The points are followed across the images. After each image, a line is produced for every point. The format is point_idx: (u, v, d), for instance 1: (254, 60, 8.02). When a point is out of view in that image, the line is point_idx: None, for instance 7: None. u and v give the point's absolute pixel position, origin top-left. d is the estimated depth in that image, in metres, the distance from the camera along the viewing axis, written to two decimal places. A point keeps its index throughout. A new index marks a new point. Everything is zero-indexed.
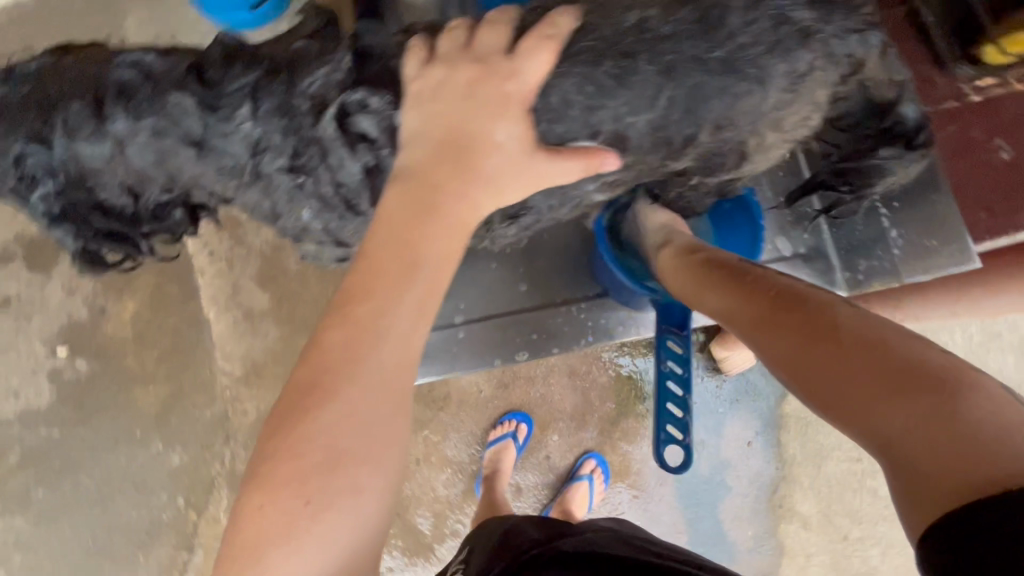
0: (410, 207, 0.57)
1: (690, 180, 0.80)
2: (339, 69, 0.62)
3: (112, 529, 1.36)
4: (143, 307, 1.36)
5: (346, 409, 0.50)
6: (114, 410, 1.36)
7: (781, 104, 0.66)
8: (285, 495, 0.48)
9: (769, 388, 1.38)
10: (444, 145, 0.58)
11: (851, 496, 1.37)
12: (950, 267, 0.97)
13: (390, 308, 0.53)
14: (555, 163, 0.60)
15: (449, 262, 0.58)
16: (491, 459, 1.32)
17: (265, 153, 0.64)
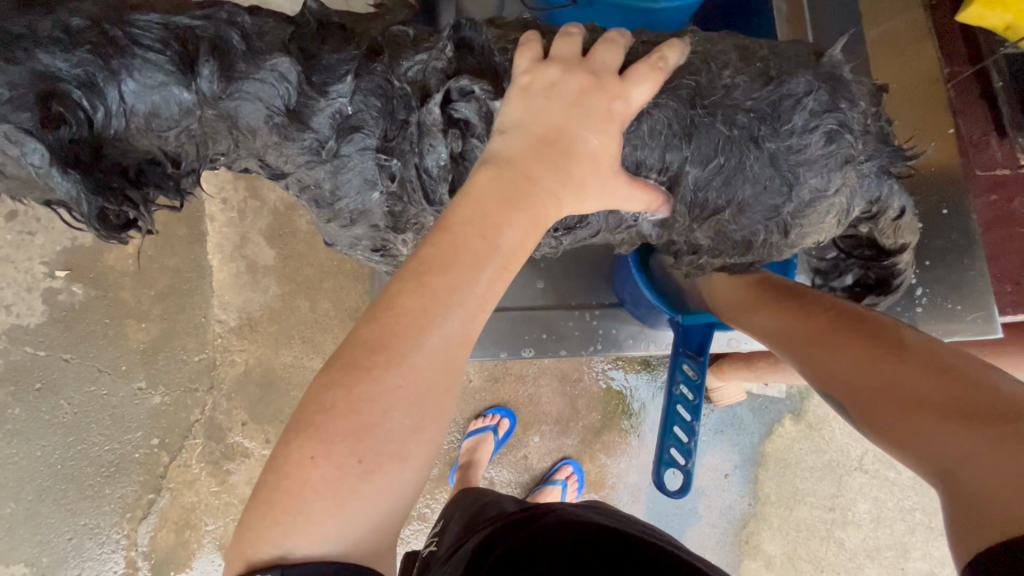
0: (502, 190, 0.51)
1: (699, 260, 0.72)
2: (440, 58, 0.57)
3: (84, 458, 1.35)
4: (149, 243, 1.35)
5: (408, 374, 0.48)
6: (103, 340, 1.35)
7: (798, 212, 0.63)
8: (340, 448, 0.46)
9: (755, 424, 1.39)
10: (545, 139, 0.53)
11: (818, 544, 1.38)
12: (967, 334, 0.93)
13: (467, 284, 0.50)
14: (629, 190, 0.57)
15: (523, 250, 0.53)
16: (469, 448, 1.32)
17: (355, 132, 0.60)
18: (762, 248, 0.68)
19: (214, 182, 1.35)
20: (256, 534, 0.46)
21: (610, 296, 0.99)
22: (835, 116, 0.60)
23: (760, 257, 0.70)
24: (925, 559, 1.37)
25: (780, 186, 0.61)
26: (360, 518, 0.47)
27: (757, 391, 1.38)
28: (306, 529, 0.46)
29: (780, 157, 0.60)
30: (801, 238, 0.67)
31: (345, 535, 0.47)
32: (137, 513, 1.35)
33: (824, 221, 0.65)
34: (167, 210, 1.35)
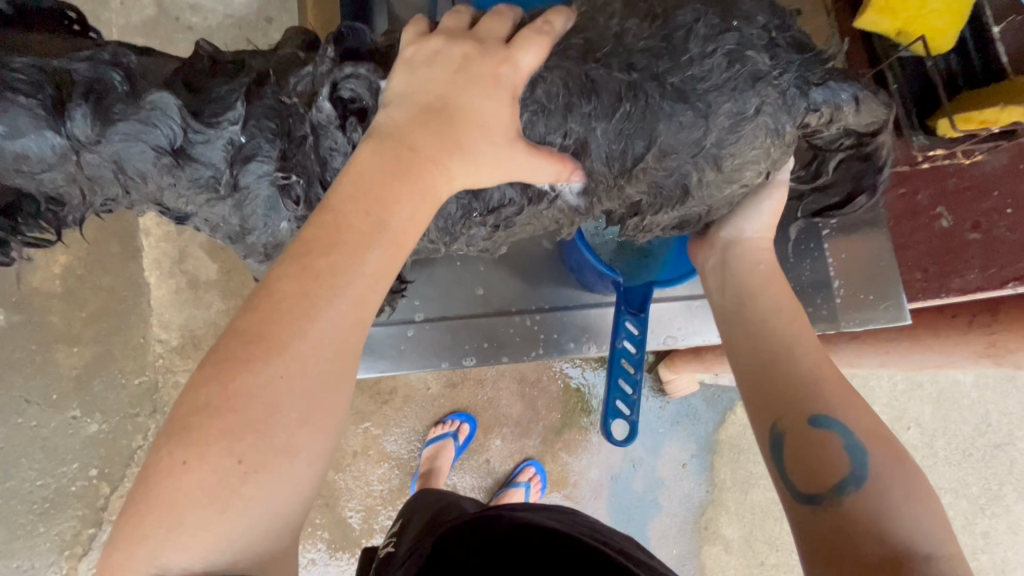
0: (384, 167, 0.51)
1: (643, 223, 0.69)
2: (322, 61, 0.54)
3: (13, 495, 1.26)
4: (76, 262, 1.27)
5: (291, 364, 0.46)
6: (28, 369, 1.27)
7: (723, 144, 0.59)
8: (213, 451, 0.44)
9: (708, 413, 1.44)
10: (430, 107, 0.53)
11: (772, 524, 1.44)
12: (882, 320, 0.92)
13: (353, 266, 0.49)
14: (531, 157, 0.54)
15: (416, 226, 0.52)
16: (429, 457, 1.31)
17: (250, 160, 0.57)
18: (701, 189, 0.64)
19: None
20: (127, 552, 0.44)
21: (547, 301, 0.98)
22: (736, 38, 0.56)
23: (699, 207, 0.68)
24: None
25: (695, 118, 0.57)
26: (245, 524, 0.44)
27: (710, 380, 1.41)
28: (183, 539, 0.43)
29: (686, 91, 0.56)
30: (741, 169, 0.63)
31: (227, 541, 0.44)
32: (77, 550, 1.27)
33: (756, 148, 0.61)
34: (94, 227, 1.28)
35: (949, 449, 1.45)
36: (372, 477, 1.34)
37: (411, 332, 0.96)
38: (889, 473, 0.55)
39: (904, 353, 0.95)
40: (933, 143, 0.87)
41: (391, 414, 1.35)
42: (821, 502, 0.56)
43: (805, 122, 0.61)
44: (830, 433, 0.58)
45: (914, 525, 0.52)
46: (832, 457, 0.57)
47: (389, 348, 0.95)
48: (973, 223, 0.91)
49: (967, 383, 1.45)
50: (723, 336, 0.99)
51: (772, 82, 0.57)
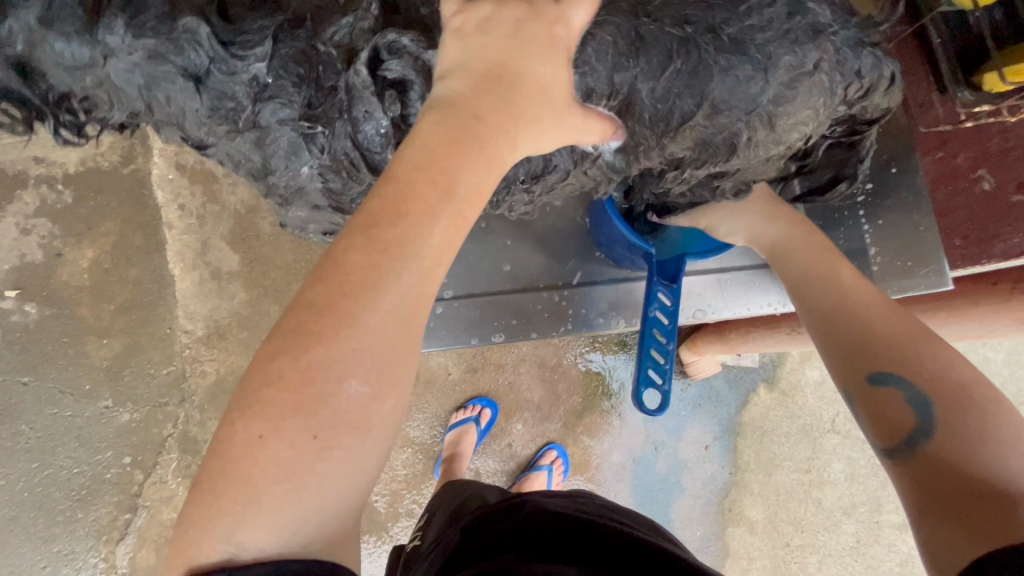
0: (448, 135, 0.49)
1: (682, 176, 0.68)
2: (366, 18, 0.57)
3: (51, 483, 1.30)
4: (104, 255, 1.32)
5: (363, 337, 0.46)
6: (62, 360, 1.30)
7: (779, 100, 0.58)
8: (290, 425, 0.44)
9: (731, 394, 1.43)
10: (489, 74, 0.50)
11: (797, 505, 1.43)
12: (919, 288, 0.93)
13: (420, 235, 0.47)
14: (584, 121, 0.55)
15: (483, 195, 0.50)
16: (452, 441, 1.32)
17: (269, 101, 0.59)
18: (748, 149, 0.62)
19: (169, 189, 1.31)
20: (198, 533, 0.44)
21: (574, 276, 0.97)
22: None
23: (743, 163, 0.65)
24: (897, 511, 1.44)
25: (755, 71, 0.56)
26: (311, 507, 0.45)
27: (732, 362, 1.41)
28: (259, 517, 0.44)
29: (743, 42, 0.56)
30: (790, 130, 0.61)
31: (295, 523, 0.44)
32: (113, 535, 1.31)
33: (809, 111, 0.59)
34: (121, 221, 1.32)
35: None
36: (396, 462, 1.36)
37: (439, 310, 0.95)
38: (962, 415, 0.57)
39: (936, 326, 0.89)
40: (976, 99, 0.83)
41: (412, 400, 1.37)
42: (899, 460, 0.59)
43: (852, 87, 0.61)
44: (892, 392, 0.62)
45: (1004, 470, 0.52)
46: (900, 418, 0.60)
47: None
48: (1017, 184, 0.88)
49: (998, 360, 1.43)
50: (754, 309, 0.98)
51: (829, 36, 0.58)
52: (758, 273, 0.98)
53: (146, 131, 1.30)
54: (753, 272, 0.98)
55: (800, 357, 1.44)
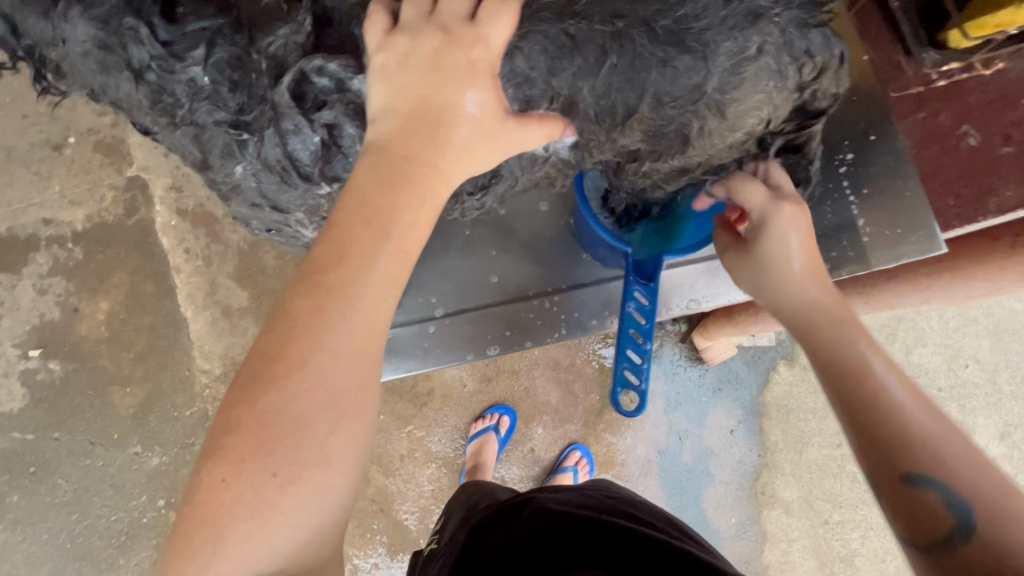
0: (381, 179, 0.49)
1: (642, 168, 0.67)
2: (299, 32, 0.54)
3: (91, 533, 1.33)
4: (118, 306, 1.35)
5: (313, 378, 0.46)
6: (88, 413, 1.34)
7: (725, 86, 0.56)
8: (250, 464, 0.45)
9: (750, 375, 1.40)
10: (414, 115, 0.49)
11: (832, 481, 1.39)
12: (912, 254, 0.86)
13: (362, 273, 0.48)
14: (523, 131, 0.52)
15: (420, 233, 0.50)
16: (474, 452, 1.33)
17: (203, 101, 0.56)
18: (702, 138, 0.61)
19: (173, 234, 1.35)
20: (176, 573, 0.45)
21: (564, 280, 0.96)
22: None
23: (700, 156, 0.65)
24: None
25: (694, 61, 0.53)
26: (281, 538, 0.45)
27: (748, 343, 1.38)
28: (228, 556, 0.44)
29: (680, 32, 0.52)
30: (742, 116, 0.60)
31: (267, 555, 0.45)
32: None
33: (762, 92, 0.58)
34: (130, 272, 1.35)
35: (1015, 382, 1.45)
36: (422, 478, 1.36)
37: (433, 329, 0.95)
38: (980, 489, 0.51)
39: (945, 289, 0.85)
40: (943, 58, 0.81)
41: (431, 415, 1.37)
42: (926, 548, 0.52)
43: (806, 67, 0.59)
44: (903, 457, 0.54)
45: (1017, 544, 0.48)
46: (922, 498, 0.52)
47: (416, 344, 0.95)
48: (1002, 136, 0.84)
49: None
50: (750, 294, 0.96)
51: (772, 19, 0.54)
52: None
53: (146, 182, 1.34)
54: None
55: None
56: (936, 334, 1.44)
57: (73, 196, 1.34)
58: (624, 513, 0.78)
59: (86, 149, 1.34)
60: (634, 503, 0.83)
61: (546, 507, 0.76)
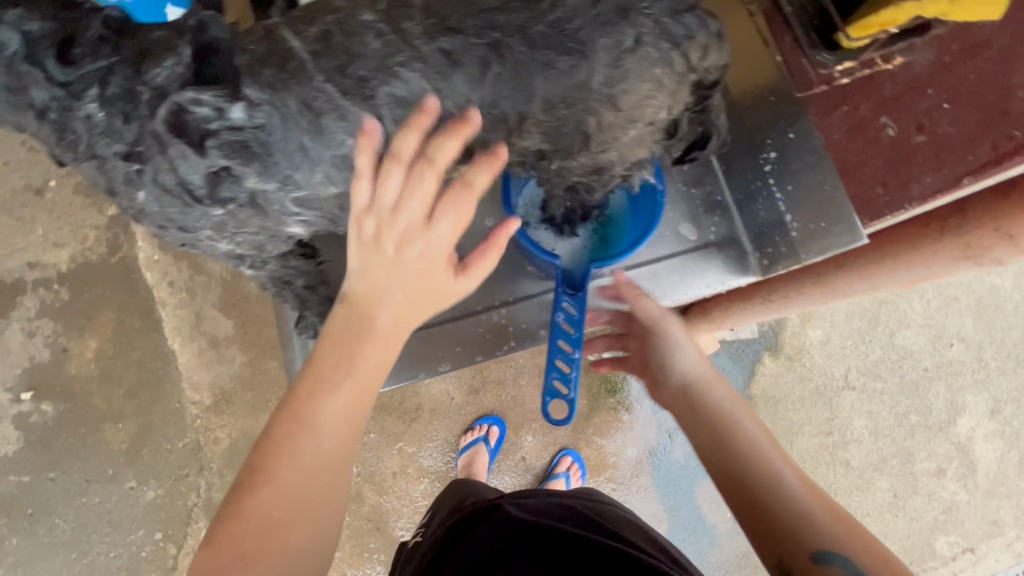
0: (349, 321, 0.56)
1: (552, 165, 0.73)
2: (180, 65, 0.57)
3: (92, 571, 1.34)
4: (106, 344, 1.37)
5: (280, 486, 0.55)
6: (83, 451, 1.35)
7: (612, 80, 0.61)
8: (224, 551, 0.54)
9: (736, 369, 1.41)
10: (389, 267, 0.54)
11: (825, 470, 1.39)
12: (836, 248, 0.71)
13: (327, 402, 0.55)
14: (475, 263, 0.58)
15: (383, 369, 0.57)
16: (465, 464, 1.33)
17: (101, 136, 0.58)
18: (603, 132, 0.67)
19: (157, 269, 1.37)
20: None
21: (509, 292, 0.90)
22: None
23: (608, 150, 0.70)
24: (931, 458, 1.41)
25: (569, 53, 0.59)
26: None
27: (730, 337, 1.38)
28: None
29: (558, 35, 0.59)
30: (640, 105, 0.64)
31: None
32: None
33: (649, 81, 0.62)
34: (116, 309, 1.37)
35: (1001, 357, 1.45)
36: (416, 494, 1.37)
37: None
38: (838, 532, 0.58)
39: (887, 276, 0.69)
40: None
41: (421, 430, 1.38)
42: None
43: (691, 51, 0.63)
44: (763, 504, 0.61)
45: None
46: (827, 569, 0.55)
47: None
48: None
49: (1005, 286, 1.46)
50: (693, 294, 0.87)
51: (642, 11, 0.60)
52: (689, 257, 0.88)
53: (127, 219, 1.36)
54: (686, 257, 0.88)
55: (800, 319, 1.43)
56: (918, 316, 1.45)
57: (57, 239, 1.36)
58: (601, 525, 0.79)
59: (67, 191, 1.36)
60: (610, 514, 0.85)
61: (536, 523, 0.79)
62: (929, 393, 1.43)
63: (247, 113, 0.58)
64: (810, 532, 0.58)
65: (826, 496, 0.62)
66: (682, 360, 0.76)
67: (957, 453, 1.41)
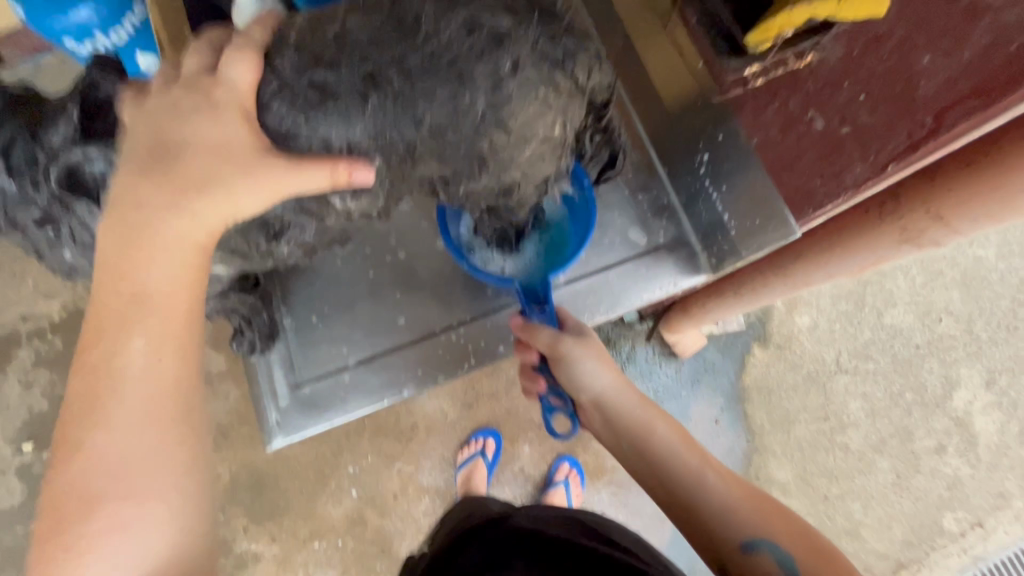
0: (116, 247, 0.60)
1: (459, 191, 0.64)
2: (72, 129, 0.62)
3: None
4: None
5: (86, 446, 0.59)
6: None
7: (495, 106, 0.55)
8: (61, 511, 0.58)
9: (726, 362, 1.41)
10: (161, 180, 0.59)
11: (824, 455, 1.39)
12: (773, 243, 0.70)
13: (120, 358, 0.60)
14: (304, 179, 0.58)
15: (144, 317, 0.60)
16: (463, 480, 1.33)
17: (17, 206, 0.65)
18: (498, 158, 0.59)
19: None
20: None
21: (468, 311, 0.88)
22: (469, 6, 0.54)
23: (512, 173, 0.61)
24: (931, 435, 1.40)
25: (449, 83, 0.54)
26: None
27: (718, 331, 1.39)
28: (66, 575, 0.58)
29: (429, 65, 0.54)
30: (529, 126, 0.57)
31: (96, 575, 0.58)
32: None
33: (536, 105, 0.56)
34: None
35: (992, 328, 1.45)
36: (418, 513, 1.37)
37: (347, 378, 0.84)
38: (748, 515, 0.70)
39: (840, 263, 0.71)
40: None
41: (418, 449, 1.39)
42: None
43: (576, 75, 0.58)
44: (701, 510, 0.71)
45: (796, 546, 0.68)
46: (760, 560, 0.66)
47: (330, 398, 0.84)
48: None
49: (989, 256, 1.46)
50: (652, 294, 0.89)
51: (519, 37, 0.54)
52: (643, 260, 0.89)
53: None
54: (638, 262, 0.89)
55: (786, 307, 1.43)
56: (904, 294, 1.45)
57: (47, 289, 1.39)
58: (602, 536, 0.79)
59: None
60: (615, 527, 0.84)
61: (537, 530, 0.78)
62: (923, 370, 1.42)
63: None
64: (738, 528, 0.69)
65: (726, 474, 0.74)
66: (588, 376, 0.79)
67: (957, 428, 1.41)
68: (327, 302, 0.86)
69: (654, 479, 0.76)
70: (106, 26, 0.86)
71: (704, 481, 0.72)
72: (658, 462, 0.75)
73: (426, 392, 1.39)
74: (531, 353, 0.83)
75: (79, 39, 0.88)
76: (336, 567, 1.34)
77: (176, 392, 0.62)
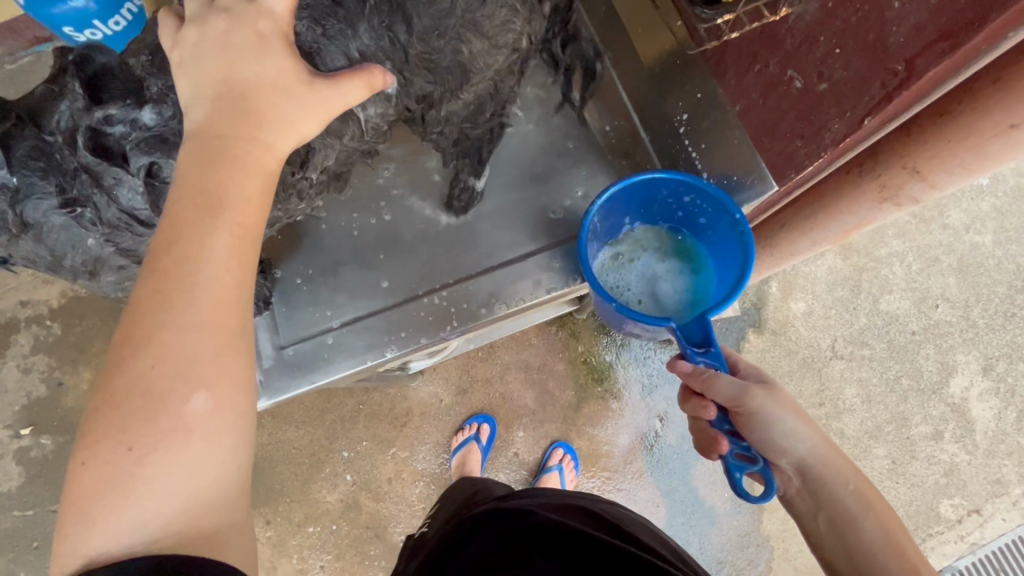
0: (198, 156, 0.48)
1: (440, 113, 0.73)
2: (77, 98, 0.60)
3: None
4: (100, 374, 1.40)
5: (160, 353, 0.47)
6: None
7: (469, 9, 0.61)
8: (105, 446, 0.46)
9: None
10: (219, 95, 0.49)
11: None
12: (752, 201, 0.74)
13: (202, 253, 0.48)
14: (337, 88, 0.52)
15: (255, 204, 0.50)
16: (458, 464, 1.33)
17: (27, 198, 0.62)
18: (472, 66, 0.67)
19: None
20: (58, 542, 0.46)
21: (450, 274, 0.87)
22: None
23: (483, 84, 0.70)
24: (927, 421, 1.40)
25: None
26: (116, 532, 0.45)
27: None
28: (99, 524, 0.45)
29: None
30: (498, 33, 0.64)
31: (136, 523, 0.46)
32: None
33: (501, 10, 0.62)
34: (108, 337, 1.41)
35: (989, 314, 1.44)
36: (412, 498, 1.38)
37: (330, 340, 0.84)
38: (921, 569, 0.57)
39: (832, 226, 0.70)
40: None
41: (412, 434, 1.39)
42: None
43: None
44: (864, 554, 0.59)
45: None
46: None
47: (314, 360, 0.84)
48: None
49: (986, 243, 1.46)
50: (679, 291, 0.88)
51: None
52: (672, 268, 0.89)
53: None
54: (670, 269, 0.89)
55: (781, 293, 1.43)
56: (901, 281, 1.44)
57: (46, 275, 1.39)
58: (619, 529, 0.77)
59: None
60: (626, 517, 0.82)
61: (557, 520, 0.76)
62: (919, 357, 1.42)
63: (155, 112, 0.58)
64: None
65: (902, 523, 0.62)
66: (789, 435, 0.63)
67: (953, 414, 1.40)
68: (310, 265, 0.86)
69: (838, 549, 0.61)
70: (103, 16, 0.88)
71: (892, 537, 0.59)
72: (841, 519, 0.61)
73: (421, 377, 1.39)
74: (707, 406, 0.68)
75: (78, 28, 0.89)
76: (331, 552, 1.35)
77: (246, 303, 0.51)
